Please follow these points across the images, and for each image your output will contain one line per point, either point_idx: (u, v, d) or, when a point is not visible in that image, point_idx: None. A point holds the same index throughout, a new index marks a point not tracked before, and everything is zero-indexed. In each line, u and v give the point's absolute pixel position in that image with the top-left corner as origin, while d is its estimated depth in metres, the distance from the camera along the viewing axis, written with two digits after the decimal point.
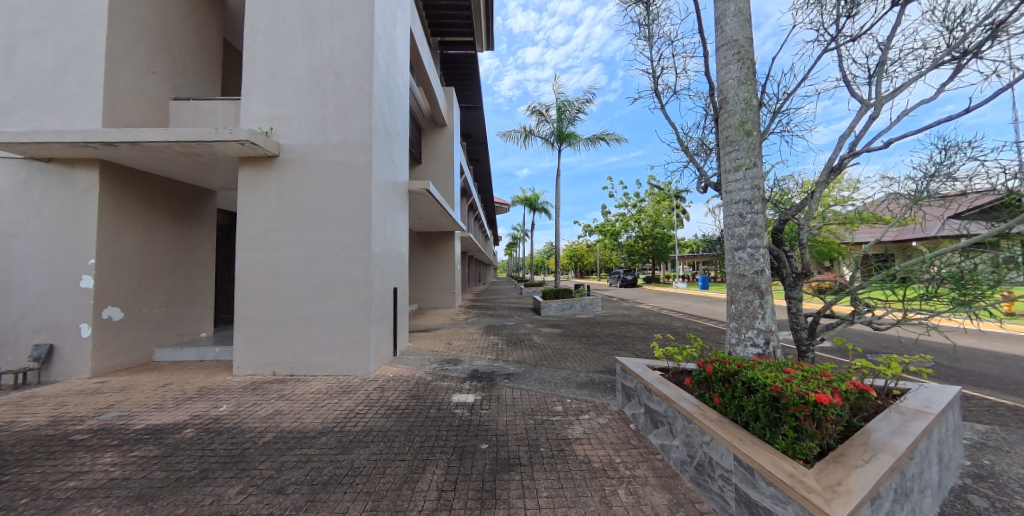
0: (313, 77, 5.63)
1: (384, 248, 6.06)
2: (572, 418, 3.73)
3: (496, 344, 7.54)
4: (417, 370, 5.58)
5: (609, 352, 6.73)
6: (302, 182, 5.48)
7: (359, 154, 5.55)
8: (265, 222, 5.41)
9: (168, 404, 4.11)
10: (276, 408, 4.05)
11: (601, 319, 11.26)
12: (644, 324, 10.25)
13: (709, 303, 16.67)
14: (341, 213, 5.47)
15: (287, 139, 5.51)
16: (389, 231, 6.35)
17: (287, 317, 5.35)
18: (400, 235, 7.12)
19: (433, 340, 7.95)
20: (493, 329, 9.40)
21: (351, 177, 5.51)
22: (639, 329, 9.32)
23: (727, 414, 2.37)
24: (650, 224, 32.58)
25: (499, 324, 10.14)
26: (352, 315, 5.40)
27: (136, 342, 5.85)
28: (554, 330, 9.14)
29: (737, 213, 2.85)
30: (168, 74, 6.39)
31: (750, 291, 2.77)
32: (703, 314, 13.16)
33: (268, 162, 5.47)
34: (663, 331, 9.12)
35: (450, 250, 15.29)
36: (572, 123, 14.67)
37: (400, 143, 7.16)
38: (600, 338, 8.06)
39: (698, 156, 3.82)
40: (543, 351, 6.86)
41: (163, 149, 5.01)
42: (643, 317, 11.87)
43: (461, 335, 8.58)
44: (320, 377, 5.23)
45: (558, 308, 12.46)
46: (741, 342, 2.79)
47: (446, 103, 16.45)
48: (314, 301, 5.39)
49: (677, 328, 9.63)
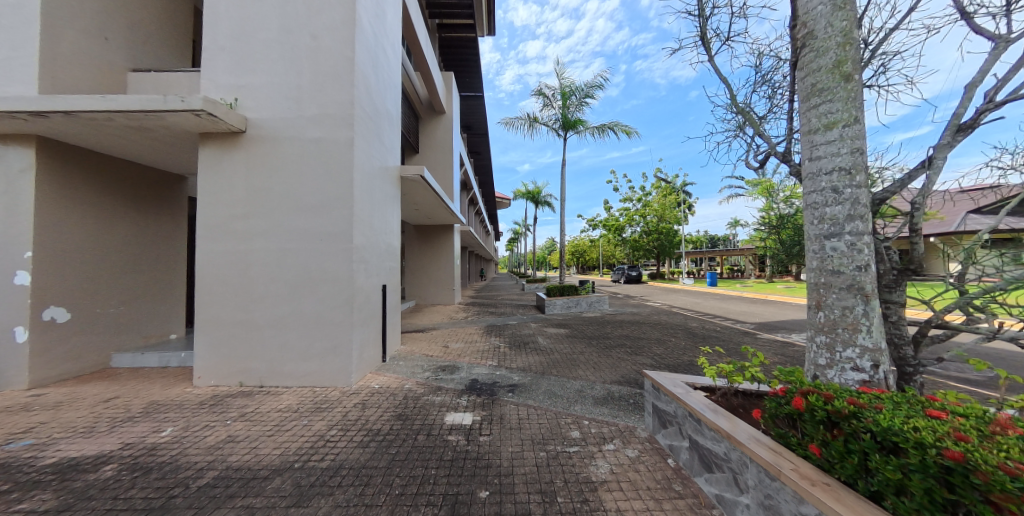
0: (286, 40, 4.82)
1: (371, 240, 5.31)
2: (593, 450, 3.00)
3: (498, 347, 6.81)
4: (407, 380, 4.85)
5: (626, 357, 5.99)
6: (274, 162, 4.72)
7: (339, 130, 4.77)
8: (231, 210, 4.66)
9: (101, 427, 3.38)
10: (230, 433, 3.32)
11: (610, 318, 10.53)
12: (657, 324, 9.52)
13: (721, 300, 15.93)
14: (318, 198, 4.71)
15: (256, 113, 4.74)
16: (377, 222, 5.61)
17: (257, 319, 4.62)
18: (391, 225, 6.39)
19: (428, 342, 7.22)
20: (494, 329, 8.69)
21: (330, 158, 4.74)
22: (653, 329, 8.60)
23: (837, 473, 1.59)
24: (655, 219, 31.69)
25: (501, 324, 9.43)
26: (331, 318, 4.66)
27: (87, 347, 5.13)
28: (560, 331, 8.43)
29: (828, 187, 2.09)
30: (124, 42, 5.61)
31: (848, 294, 2.01)
32: (717, 313, 12.45)
33: (235, 139, 4.71)
34: (680, 332, 8.39)
35: (449, 244, 14.57)
36: (579, 109, 13.83)
37: (391, 122, 6.37)
38: (613, 340, 7.34)
39: (754, 123, 3.06)
40: (550, 356, 6.13)
41: (106, 122, 4.24)
42: (654, 316, 11.16)
43: (460, 336, 7.85)
44: (295, 389, 4.52)
45: (564, 306, 11.76)
46: (835, 363, 2.04)
47: (445, 89, 15.58)
48: (287, 301, 4.65)
49: (694, 328, 8.91)
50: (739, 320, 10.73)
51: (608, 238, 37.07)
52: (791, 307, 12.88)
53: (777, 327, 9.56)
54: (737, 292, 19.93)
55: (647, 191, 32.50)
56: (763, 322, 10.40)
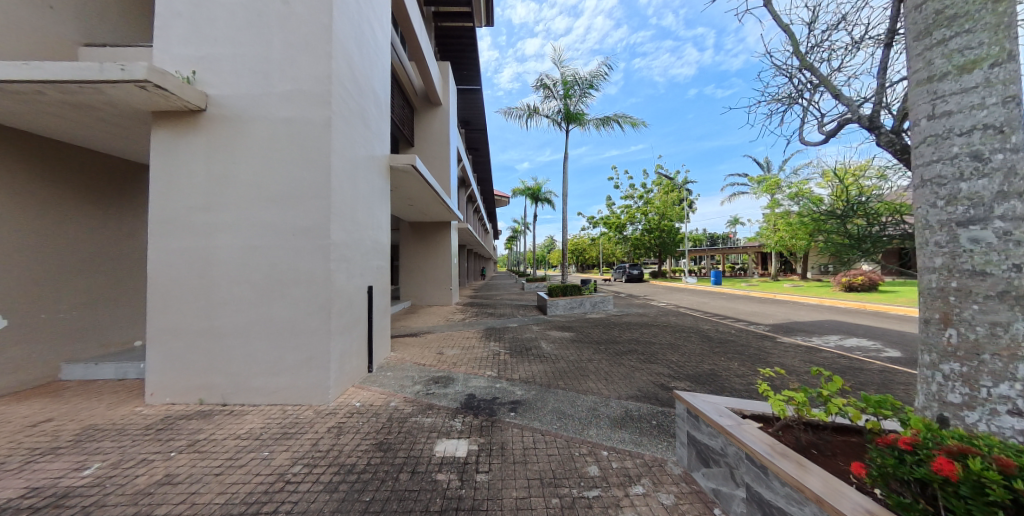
0: (252, 5, 4.17)
1: (353, 236, 4.68)
2: (619, 495, 2.40)
3: (498, 354, 6.22)
4: (394, 396, 4.24)
5: (640, 367, 5.39)
6: (239, 146, 4.08)
7: (314, 109, 4.15)
8: (190, 200, 4.03)
9: (12, 463, 2.75)
10: (169, 471, 2.69)
11: (616, 320, 9.94)
12: (667, 326, 8.94)
13: (728, 300, 15.38)
14: (291, 188, 4.08)
15: (218, 89, 4.10)
16: (361, 215, 5.00)
17: (219, 326, 3.99)
18: (378, 220, 5.76)
19: (422, 348, 6.62)
20: (494, 333, 8.09)
21: (304, 140, 4.12)
22: (664, 332, 8.03)
23: None
24: (657, 216, 31.14)
25: (501, 327, 8.83)
26: (305, 326, 4.04)
27: (30, 358, 4.48)
28: (565, 335, 7.85)
29: (966, 152, 1.60)
30: (75, 13, 4.95)
31: (999, 305, 1.49)
32: (726, 313, 11.88)
33: (194, 118, 4.07)
34: (693, 335, 7.81)
35: (446, 242, 13.95)
36: (582, 100, 13.21)
37: (377, 105, 5.73)
38: (622, 345, 6.77)
39: (820, 87, 2.58)
40: (556, 364, 5.55)
41: (35, 96, 3.58)
42: (662, 317, 10.58)
43: (456, 341, 7.23)
44: (263, 408, 3.89)
45: (566, 307, 11.20)
46: (978, 402, 1.55)
47: (441, 80, 14.93)
48: (254, 305, 4.02)
49: (706, 331, 8.33)
50: (752, 321, 10.16)
51: (608, 236, 36.51)
52: (803, 307, 12.32)
53: (794, 329, 8.99)
54: (742, 291, 19.40)
55: (648, 189, 31.95)
56: (777, 323, 9.82)
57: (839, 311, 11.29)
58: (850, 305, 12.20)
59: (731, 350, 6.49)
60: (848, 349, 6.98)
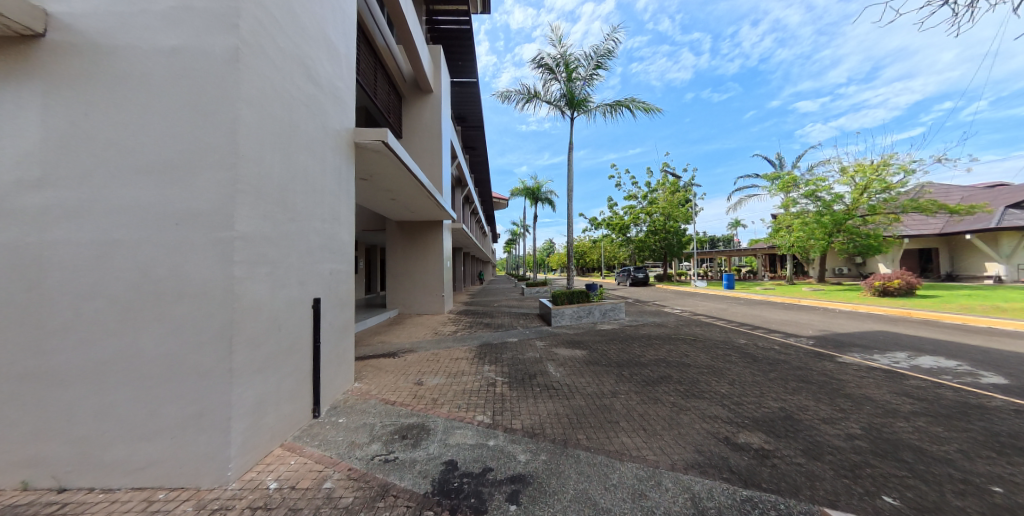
0: None
1: (282, 229, 3.29)
2: None
3: (493, 385, 4.81)
4: (333, 468, 2.83)
5: (684, 408, 3.97)
6: (95, 89, 2.66)
7: (212, 35, 2.78)
8: (14, 171, 2.59)
9: None
10: None
11: (633, 332, 8.52)
12: (695, 341, 7.53)
13: (748, 306, 14.00)
14: (174, 152, 2.69)
15: (64, 4, 2.69)
16: (300, 201, 3.63)
17: (54, 368, 2.53)
18: (333, 211, 4.40)
19: (396, 376, 5.20)
20: (489, 352, 6.68)
21: (197, 82, 2.74)
22: (696, 351, 6.63)
23: None
24: (662, 217, 29.86)
25: (498, 343, 7.43)
26: (192, 364, 2.62)
27: None
28: (575, 354, 6.46)
29: None
30: None
31: None
32: (754, 322, 10.50)
33: (25, 45, 2.66)
34: (732, 354, 6.40)
35: (438, 244, 12.57)
36: (589, 83, 11.89)
37: (331, 57, 4.36)
38: (650, 370, 5.39)
39: None
40: (570, 403, 4.16)
41: None
42: (684, 328, 9.17)
43: (441, 365, 5.80)
44: (117, 498, 2.45)
45: (572, 316, 9.85)
46: None
47: (432, 66, 13.60)
48: (113, 333, 2.59)
49: (745, 347, 6.92)
50: (789, 333, 8.76)
51: (611, 238, 35.19)
52: (838, 315, 10.96)
53: (844, 343, 7.60)
54: (759, 295, 18.03)
55: (652, 189, 30.80)
56: (820, 335, 8.42)
57: (882, 319, 9.93)
58: (890, 312, 10.84)
59: (791, 376, 5.07)
60: (930, 370, 5.58)
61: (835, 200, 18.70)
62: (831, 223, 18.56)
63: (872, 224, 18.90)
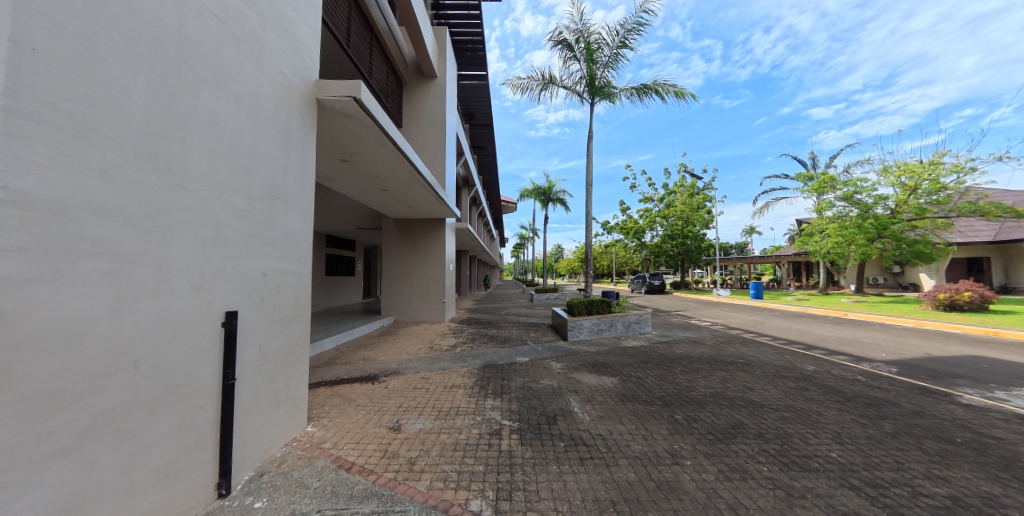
0: None
1: (148, 199, 1.99)
2: None
3: (496, 436, 3.43)
4: None
5: (796, 496, 2.51)
6: None
7: None
8: None
9: None
10: None
11: (667, 352, 7.06)
12: (750, 367, 6.06)
13: (788, 320, 12.37)
14: None
15: None
16: (199, 162, 2.32)
17: None
18: (274, 186, 3.10)
19: (365, 417, 3.85)
20: (493, 377, 5.29)
21: None
22: (760, 383, 5.13)
23: None
24: (679, 221, 28.22)
25: (504, 364, 6.05)
26: None
27: None
28: (603, 383, 5.06)
29: None
30: None
31: None
32: (806, 341, 8.89)
33: None
34: (809, 389, 4.91)
35: (439, 244, 11.31)
36: (611, 65, 10.61)
37: None
38: (711, 415, 3.97)
39: None
40: (614, 477, 2.75)
41: None
42: (728, 347, 7.68)
43: (430, 398, 4.43)
44: None
45: (591, 330, 8.45)
46: None
47: (437, 50, 12.41)
48: None
49: (821, 378, 5.41)
50: (857, 356, 7.21)
51: (624, 243, 33.59)
52: (906, 334, 9.29)
53: (940, 372, 6.03)
54: (794, 306, 16.31)
55: (669, 192, 29.30)
56: (900, 361, 6.85)
57: (963, 340, 8.31)
58: (966, 330, 9.20)
59: (920, 430, 3.58)
60: None
61: (877, 203, 17.00)
62: (874, 228, 16.79)
63: (918, 229, 17.12)
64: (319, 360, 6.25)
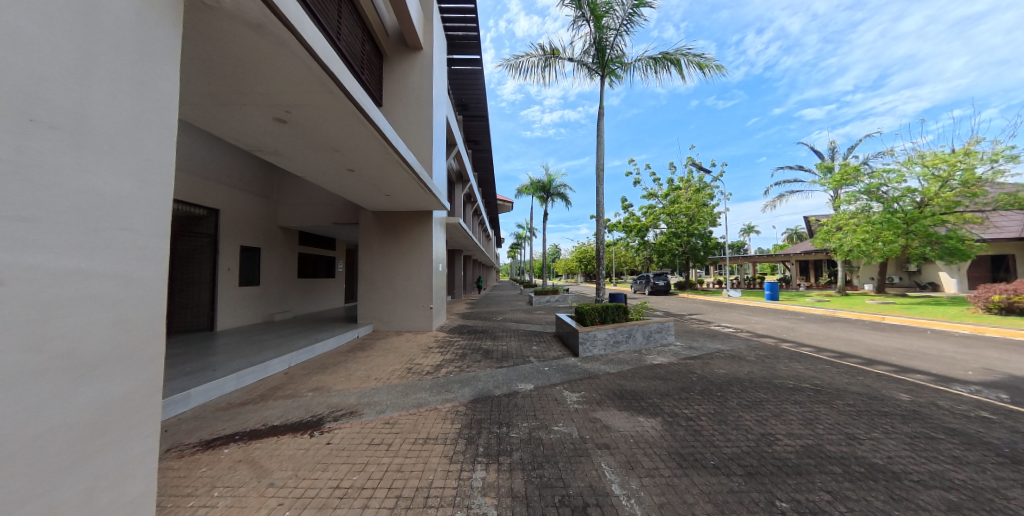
0: None
1: None
2: None
3: None
4: None
5: None
6: None
7: None
8: None
9: None
10: None
11: (709, 373, 5.57)
12: (826, 396, 4.61)
13: (821, 325, 10.95)
14: None
15: None
16: None
17: None
18: (37, 102, 1.55)
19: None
20: (486, 421, 3.74)
21: None
22: (860, 427, 3.66)
23: None
24: (684, 218, 26.82)
25: (502, 396, 4.51)
26: None
27: None
28: (642, 431, 3.54)
29: None
30: None
31: None
32: (864, 354, 7.41)
33: None
34: (935, 438, 3.45)
35: (425, 241, 9.78)
36: (625, 32, 9.17)
37: None
38: (835, 502, 2.47)
39: None
40: None
41: None
42: (778, 364, 6.22)
43: (389, 468, 2.89)
44: None
45: (605, 342, 6.96)
46: None
47: (424, 19, 10.84)
48: None
49: (935, 417, 3.95)
50: (943, 376, 5.77)
51: (625, 242, 32.17)
52: (974, 344, 7.88)
53: None
54: (817, 308, 14.92)
55: (673, 188, 27.95)
56: (1003, 383, 5.40)
57: None
58: None
59: None
60: None
61: (904, 196, 15.70)
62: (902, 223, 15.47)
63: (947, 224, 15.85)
64: (256, 391, 4.71)
